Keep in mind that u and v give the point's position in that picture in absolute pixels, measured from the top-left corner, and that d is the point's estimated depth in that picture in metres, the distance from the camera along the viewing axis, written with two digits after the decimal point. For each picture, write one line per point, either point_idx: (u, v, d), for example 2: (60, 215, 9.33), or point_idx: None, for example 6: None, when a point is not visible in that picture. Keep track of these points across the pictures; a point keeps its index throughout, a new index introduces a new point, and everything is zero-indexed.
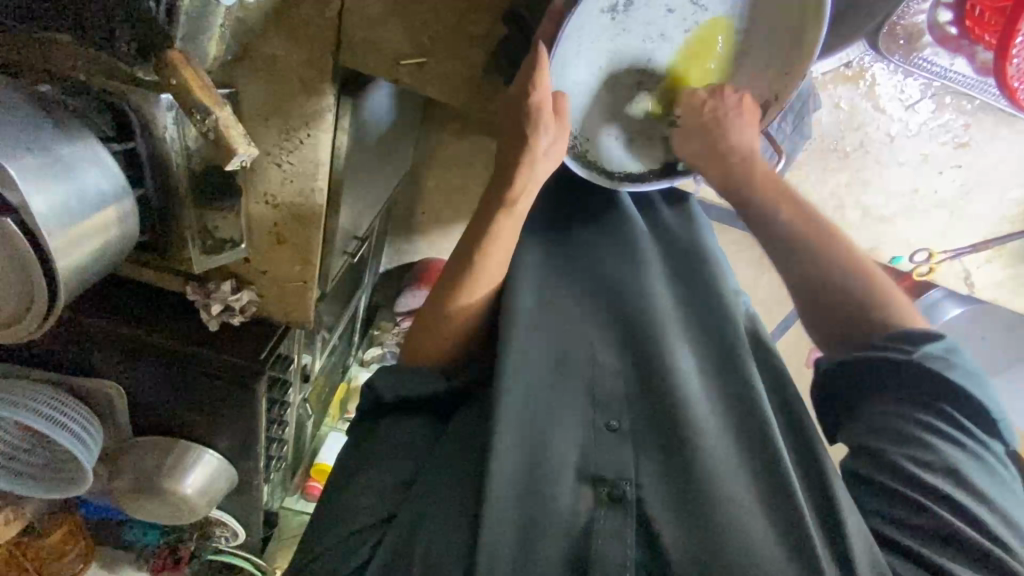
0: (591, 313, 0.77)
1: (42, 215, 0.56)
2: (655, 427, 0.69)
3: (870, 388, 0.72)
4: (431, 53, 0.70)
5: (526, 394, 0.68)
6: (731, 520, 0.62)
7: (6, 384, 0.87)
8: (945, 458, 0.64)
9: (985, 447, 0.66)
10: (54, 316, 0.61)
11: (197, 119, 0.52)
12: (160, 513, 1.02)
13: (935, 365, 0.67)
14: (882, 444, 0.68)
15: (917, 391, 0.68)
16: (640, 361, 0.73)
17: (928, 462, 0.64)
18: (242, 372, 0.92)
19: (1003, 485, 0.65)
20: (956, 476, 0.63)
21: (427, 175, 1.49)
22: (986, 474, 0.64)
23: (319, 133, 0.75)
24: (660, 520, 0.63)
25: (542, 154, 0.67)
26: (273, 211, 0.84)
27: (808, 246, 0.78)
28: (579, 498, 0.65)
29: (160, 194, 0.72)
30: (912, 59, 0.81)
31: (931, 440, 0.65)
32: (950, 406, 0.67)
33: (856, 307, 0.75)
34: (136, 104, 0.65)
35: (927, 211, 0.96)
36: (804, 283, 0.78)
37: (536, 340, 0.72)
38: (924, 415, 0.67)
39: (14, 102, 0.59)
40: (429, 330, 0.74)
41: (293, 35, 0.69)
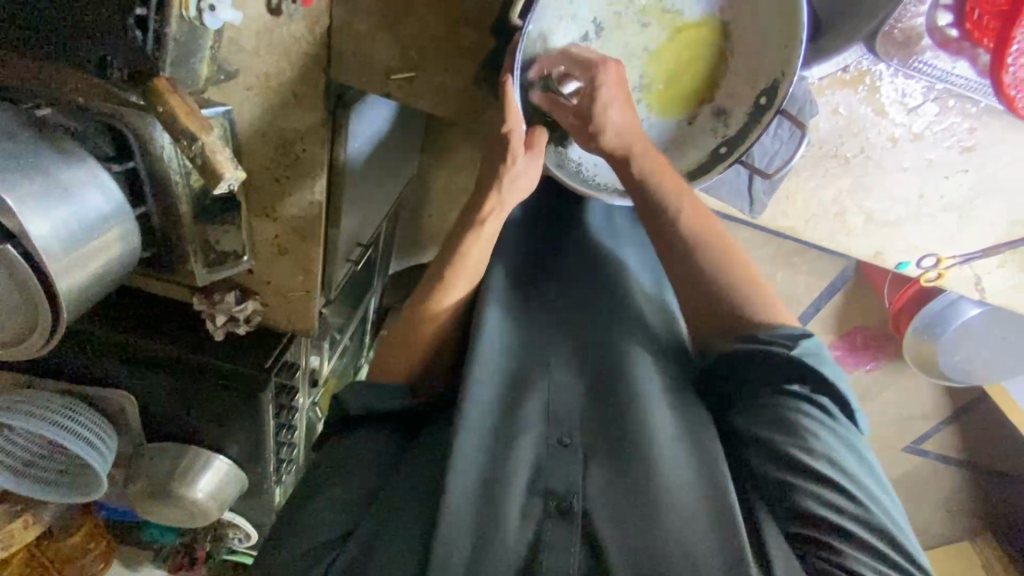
0: (560, 337, 0.78)
1: (41, 239, 0.58)
2: (615, 443, 0.67)
3: (758, 390, 0.69)
4: (420, 66, 0.69)
5: (496, 405, 0.69)
6: (674, 522, 0.59)
7: (23, 396, 0.91)
8: (823, 446, 0.62)
9: (851, 430, 0.66)
10: (58, 331, 0.62)
11: (182, 144, 0.52)
12: (172, 517, 1.05)
13: (812, 361, 0.66)
14: (771, 433, 0.65)
15: (779, 373, 0.67)
16: (600, 381, 0.73)
17: (813, 450, 0.62)
18: (246, 381, 0.94)
19: (867, 464, 0.64)
20: (838, 466, 0.61)
21: (433, 178, 1.51)
22: (856, 457, 0.64)
23: (315, 148, 0.76)
24: (605, 533, 0.59)
25: (518, 174, 0.68)
26: (275, 223, 0.85)
27: (696, 242, 0.75)
28: (527, 510, 0.62)
29: (160, 211, 0.74)
30: (912, 63, 0.78)
31: (804, 426, 0.64)
32: (825, 400, 0.67)
33: (733, 310, 0.73)
34: (134, 125, 0.67)
35: (932, 214, 0.93)
36: (677, 264, 0.76)
37: (508, 360, 0.73)
38: (812, 410, 0.65)
39: (9, 128, 0.60)
40: (400, 350, 0.77)
41: (282, 52, 0.69)
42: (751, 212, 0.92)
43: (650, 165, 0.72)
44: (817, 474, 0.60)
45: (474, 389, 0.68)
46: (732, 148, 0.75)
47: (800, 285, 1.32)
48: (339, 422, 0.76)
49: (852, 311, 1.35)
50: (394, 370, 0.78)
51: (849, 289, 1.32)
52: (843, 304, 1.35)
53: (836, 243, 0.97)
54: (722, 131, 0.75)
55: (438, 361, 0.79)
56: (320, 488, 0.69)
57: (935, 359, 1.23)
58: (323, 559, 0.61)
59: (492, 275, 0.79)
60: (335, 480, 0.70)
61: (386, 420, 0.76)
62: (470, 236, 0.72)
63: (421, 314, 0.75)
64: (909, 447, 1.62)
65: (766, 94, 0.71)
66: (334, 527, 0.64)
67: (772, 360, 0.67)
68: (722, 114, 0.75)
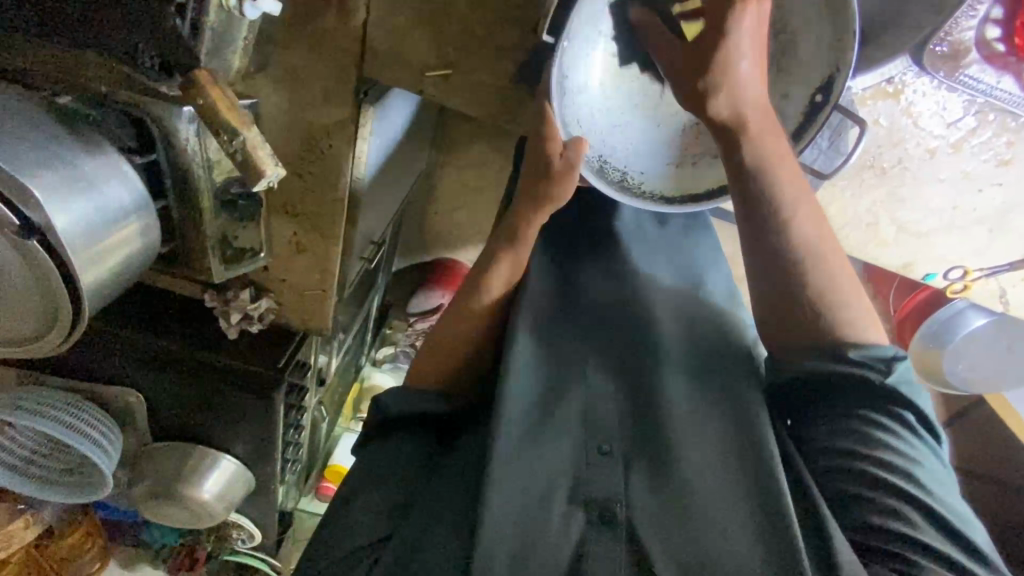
0: (598, 344, 0.77)
1: (66, 232, 0.55)
2: (655, 451, 0.66)
3: (834, 399, 0.66)
4: (457, 64, 0.67)
5: (532, 409, 0.68)
6: (717, 530, 0.58)
7: (26, 392, 0.88)
8: (907, 466, 0.60)
9: (935, 454, 0.64)
10: (78, 328, 0.60)
11: (222, 139, 0.49)
12: (176, 518, 1.03)
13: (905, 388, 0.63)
14: (843, 445, 0.64)
15: (865, 391, 0.64)
16: (637, 388, 0.72)
17: (894, 468, 0.60)
18: (261, 380, 0.92)
19: (949, 489, 0.62)
20: (920, 484, 0.59)
21: (440, 175, 1.51)
22: (938, 479, 0.61)
23: (341, 144, 0.74)
24: (650, 540, 0.59)
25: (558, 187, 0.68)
26: (293, 221, 0.84)
27: (788, 244, 0.67)
28: (570, 518, 0.61)
29: (180, 205, 0.72)
30: (958, 75, 0.80)
31: (883, 441, 0.62)
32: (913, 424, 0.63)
33: (815, 313, 0.67)
34: (158, 116, 0.64)
35: (965, 226, 0.94)
36: (766, 261, 0.68)
37: (540, 366, 0.72)
38: (895, 429, 0.63)
39: (33, 116, 0.58)
40: (434, 354, 0.76)
41: (316, 44, 0.66)
42: None
43: (758, 151, 0.64)
44: (888, 491, 0.60)
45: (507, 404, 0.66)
46: None
47: None
48: (370, 425, 0.75)
49: None
50: (429, 373, 0.76)
51: None
52: None
53: (864, 253, 0.98)
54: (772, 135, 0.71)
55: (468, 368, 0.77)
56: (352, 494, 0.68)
57: (941, 368, 1.24)
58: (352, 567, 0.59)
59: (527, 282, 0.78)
60: (366, 481, 0.69)
61: (417, 425, 0.74)
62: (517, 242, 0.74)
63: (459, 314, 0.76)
64: None
65: (821, 89, 0.66)
66: (368, 532, 0.64)
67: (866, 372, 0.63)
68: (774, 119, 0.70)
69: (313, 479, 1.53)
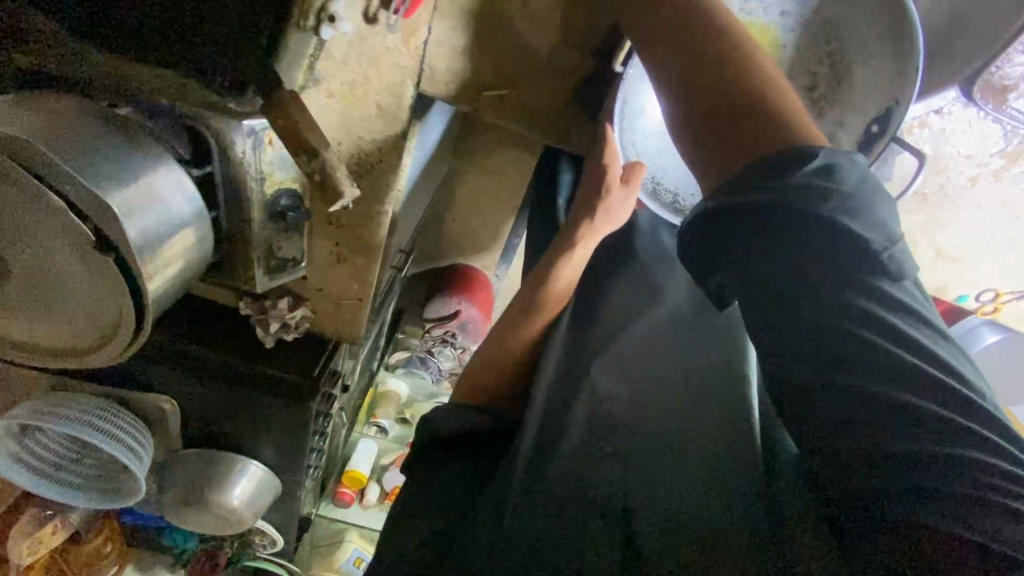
0: (603, 352, 0.77)
1: (138, 245, 0.56)
2: (657, 440, 0.64)
3: (773, 276, 0.48)
4: (514, 85, 0.69)
5: (544, 418, 0.71)
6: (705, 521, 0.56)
7: (61, 398, 0.89)
8: (903, 373, 0.46)
9: (907, 298, 0.49)
10: (138, 341, 0.61)
11: (304, 160, 0.50)
12: (203, 525, 1.02)
13: (856, 213, 0.46)
14: (817, 365, 0.47)
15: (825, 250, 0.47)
16: (644, 394, 0.70)
17: (892, 380, 0.46)
18: (294, 388, 0.93)
19: (932, 355, 0.48)
20: (918, 381, 0.46)
21: (459, 182, 1.52)
22: (912, 347, 0.47)
23: (391, 158, 0.73)
24: (644, 532, 0.57)
25: (613, 205, 0.73)
26: (336, 232, 0.84)
27: (710, 68, 0.54)
28: (577, 524, 0.60)
29: (231, 217, 0.73)
30: (1003, 108, 0.94)
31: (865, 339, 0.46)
32: (873, 276, 0.47)
33: (758, 131, 0.51)
34: (217, 128, 0.64)
35: (1000, 251, 1.11)
36: (722, 100, 0.53)
37: (559, 378, 0.76)
38: (857, 302, 0.47)
39: (100, 129, 0.58)
40: (485, 364, 0.81)
41: (377, 61, 0.67)
42: None
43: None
44: (855, 407, 0.46)
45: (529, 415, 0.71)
46: None
47: None
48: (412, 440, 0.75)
49: None
50: (476, 386, 0.80)
51: None
52: None
53: None
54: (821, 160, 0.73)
55: (511, 380, 0.81)
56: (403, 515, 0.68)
57: None
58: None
59: (566, 314, 0.85)
60: (412, 507, 0.69)
61: (460, 439, 0.74)
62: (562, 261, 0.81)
63: (508, 327, 0.84)
64: None
65: (877, 122, 0.68)
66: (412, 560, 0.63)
67: (807, 222, 0.46)
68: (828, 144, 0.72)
69: (329, 484, 1.54)
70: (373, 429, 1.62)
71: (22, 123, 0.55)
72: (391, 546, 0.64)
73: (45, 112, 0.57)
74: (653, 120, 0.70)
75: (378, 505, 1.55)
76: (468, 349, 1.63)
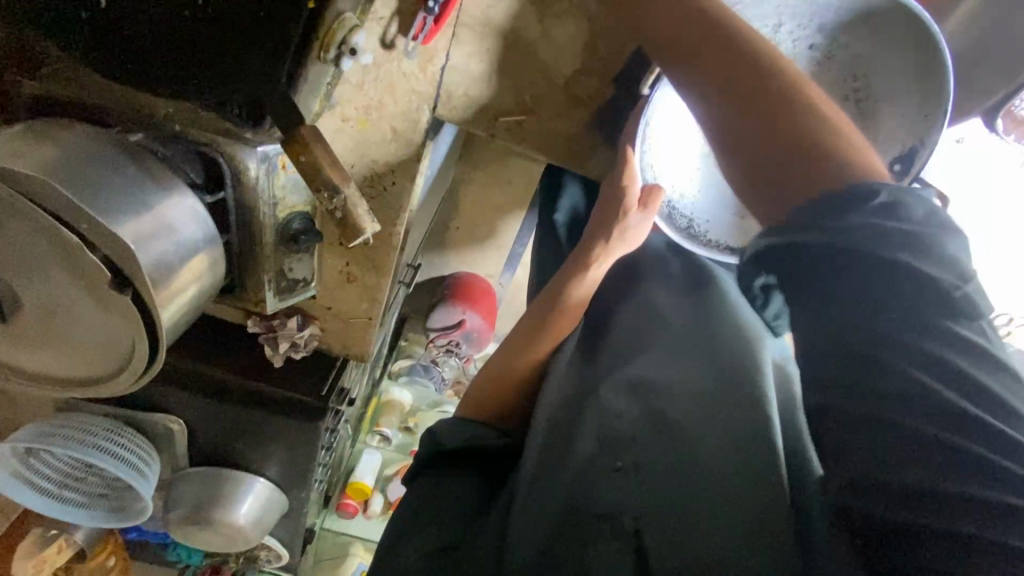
0: (617, 368, 0.76)
1: (151, 276, 0.55)
2: (666, 461, 0.62)
3: (819, 305, 0.42)
4: (531, 111, 0.68)
5: (552, 439, 0.70)
6: (708, 552, 0.55)
7: (66, 421, 0.87)
8: (969, 420, 0.39)
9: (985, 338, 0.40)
10: (150, 372, 0.60)
11: (325, 197, 0.49)
12: (209, 543, 1.02)
13: (913, 248, 0.39)
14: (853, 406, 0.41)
15: (874, 291, 0.40)
16: (652, 407, 0.68)
17: (956, 427, 0.39)
18: (303, 407, 0.92)
19: (999, 398, 0.39)
20: (989, 435, 0.38)
21: (464, 191, 1.50)
22: (975, 390, 0.39)
23: (404, 181, 0.73)
24: (656, 558, 0.56)
25: (631, 227, 0.72)
26: (347, 252, 0.83)
27: (741, 76, 0.47)
28: (586, 539, 0.59)
29: (243, 240, 0.72)
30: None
31: (924, 381, 0.39)
32: (943, 316, 0.39)
33: (793, 148, 0.44)
34: (230, 154, 0.64)
35: None
36: (756, 116, 0.45)
37: (567, 399, 0.75)
38: (913, 346, 0.40)
39: (113, 159, 0.57)
40: (495, 385, 0.80)
41: (391, 87, 0.66)
42: None
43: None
44: (885, 441, 0.40)
45: (533, 435, 0.72)
46: None
47: None
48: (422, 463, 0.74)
49: None
50: (484, 405, 0.79)
51: None
52: None
53: None
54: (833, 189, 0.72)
55: (523, 400, 0.81)
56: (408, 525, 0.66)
57: None
58: None
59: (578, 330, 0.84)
60: (418, 521, 0.66)
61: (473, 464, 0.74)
62: (573, 282, 0.79)
63: (518, 348, 0.82)
64: None
65: (898, 161, 0.67)
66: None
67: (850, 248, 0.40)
68: None
69: (333, 495, 1.54)
70: (376, 439, 1.61)
71: (32, 156, 0.54)
72: None
73: (55, 143, 0.56)
74: (673, 146, 0.70)
75: (382, 515, 1.55)
76: (472, 358, 1.63)
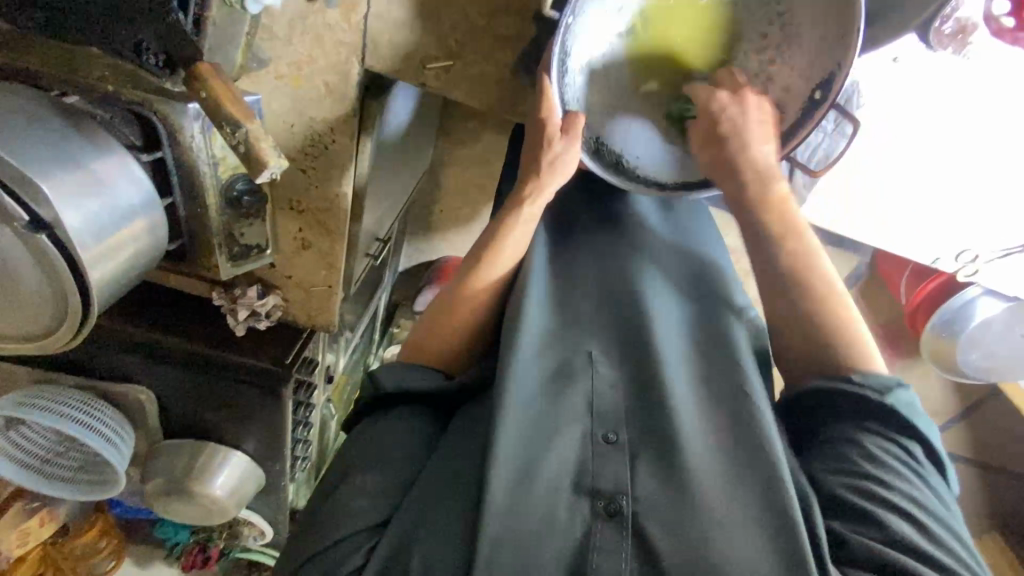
0: (605, 328, 0.73)
1: (74, 228, 0.56)
2: (666, 438, 0.63)
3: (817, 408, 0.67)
4: (457, 56, 0.68)
5: (538, 390, 0.67)
6: (721, 532, 0.56)
7: (40, 390, 0.90)
8: (913, 490, 0.59)
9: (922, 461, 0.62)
10: (88, 322, 0.61)
11: (226, 130, 0.52)
12: (187, 515, 1.03)
13: (901, 407, 0.63)
14: (842, 453, 0.63)
15: (864, 410, 0.64)
16: (643, 371, 0.69)
17: (903, 487, 0.59)
18: (270, 376, 0.93)
19: (929, 490, 0.60)
20: (919, 502, 0.58)
21: (444, 173, 1.51)
22: (922, 484, 0.60)
23: (343, 138, 0.73)
24: (657, 536, 0.57)
25: (558, 156, 0.72)
26: (299, 216, 0.83)
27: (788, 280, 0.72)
28: (574, 512, 0.61)
29: (188, 203, 0.73)
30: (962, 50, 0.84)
31: (884, 456, 0.61)
32: (889, 432, 0.63)
33: (820, 340, 0.69)
34: (164, 114, 0.65)
35: None
36: (798, 320, 0.71)
37: (547, 350, 0.70)
38: (876, 443, 0.62)
39: (42, 115, 0.59)
40: (438, 330, 0.77)
41: (317, 39, 0.67)
42: None
43: None
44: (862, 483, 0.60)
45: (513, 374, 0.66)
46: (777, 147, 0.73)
47: None
48: (364, 402, 0.75)
49: (872, 313, 1.34)
50: (429, 352, 0.77)
51: (865, 288, 1.31)
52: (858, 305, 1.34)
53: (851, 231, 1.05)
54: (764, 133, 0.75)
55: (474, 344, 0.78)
56: (355, 469, 0.67)
57: (957, 357, 1.22)
58: (354, 545, 0.61)
59: (533, 258, 0.77)
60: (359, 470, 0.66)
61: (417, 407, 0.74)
62: (518, 222, 0.76)
63: (461, 292, 0.76)
64: None
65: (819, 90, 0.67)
66: (364, 513, 0.63)
67: (864, 394, 0.63)
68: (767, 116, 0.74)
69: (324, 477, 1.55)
70: None
71: None
72: (344, 517, 0.63)
73: None
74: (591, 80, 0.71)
75: None
76: None
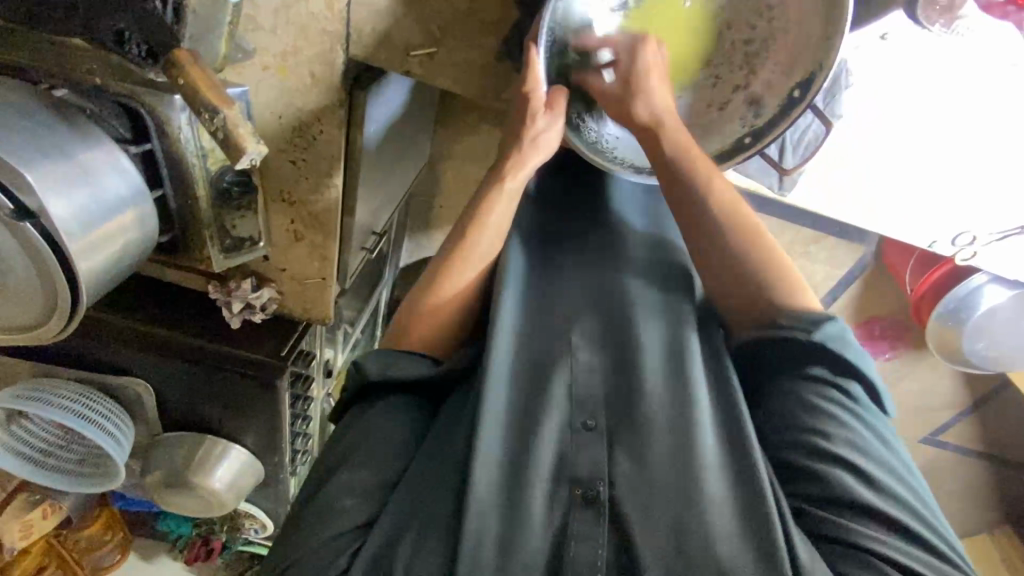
0: (582, 314, 0.72)
1: (61, 220, 0.57)
2: (643, 426, 0.62)
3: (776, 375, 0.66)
4: (441, 41, 0.68)
5: (519, 381, 0.67)
6: (697, 521, 0.56)
7: (41, 384, 0.91)
8: (859, 440, 0.58)
9: (865, 403, 0.61)
10: (77, 313, 0.62)
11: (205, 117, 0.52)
12: (187, 507, 1.04)
13: (837, 347, 0.61)
14: (797, 417, 0.61)
15: (811, 365, 0.63)
16: (617, 358, 0.68)
17: (849, 439, 0.58)
18: (265, 369, 0.93)
19: (876, 436, 0.59)
20: (866, 451, 0.57)
21: (442, 168, 1.51)
22: (871, 434, 0.59)
23: (330, 128, 0.74)
24: (634, 526, 0.57)
25: (541, 134, 0.71)
26: (291, 209, 0.83)
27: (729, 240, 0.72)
28: (553, 501, 0.60)
29: (177, 195, 0.74)
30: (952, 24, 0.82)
31: (829, 408, 0.60)
32: (833, 381, 0.61)
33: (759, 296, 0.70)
34: (153, 106, 0.66)
35: None
36: (739, 279, 0.71)
37: (530, 342, 0.70)
38: (823, 397, 0.61)
39: (30, 108, 0.60)
40: (426, 316, 0.76)
41: (301, 28, 0.67)
42: (780, 187, 0.95)
43: None
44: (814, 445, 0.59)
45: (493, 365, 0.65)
46: (757, 138, 0.73)
47: (818, 273, 1.28)
48: (353, 391, 0.74)
49: (876, 303, 1.32)
50: (420, 340, 0.77)
51: (869, 278, 1.29)
52: (862, 296, 1.32)
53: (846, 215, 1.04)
54: (750, 120, 0.74)
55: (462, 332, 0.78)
56: (342, 457, 0.68)
57: (962, 346, 1.19)
58: (338, 529, 0.61)
59: (510, 252, 0.77)
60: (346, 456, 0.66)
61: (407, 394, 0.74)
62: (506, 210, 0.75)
63: (448, 278, 0.76)
64: (927, 439, 1.56)
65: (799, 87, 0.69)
66: (349, 499, 0.63)
67: (811, 348, 0.62)
68: (754, 103, 0.73)
69: None
70: None
71: None
72: (330, 503, 0.63)
73: None
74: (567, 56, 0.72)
75: None
76: None
